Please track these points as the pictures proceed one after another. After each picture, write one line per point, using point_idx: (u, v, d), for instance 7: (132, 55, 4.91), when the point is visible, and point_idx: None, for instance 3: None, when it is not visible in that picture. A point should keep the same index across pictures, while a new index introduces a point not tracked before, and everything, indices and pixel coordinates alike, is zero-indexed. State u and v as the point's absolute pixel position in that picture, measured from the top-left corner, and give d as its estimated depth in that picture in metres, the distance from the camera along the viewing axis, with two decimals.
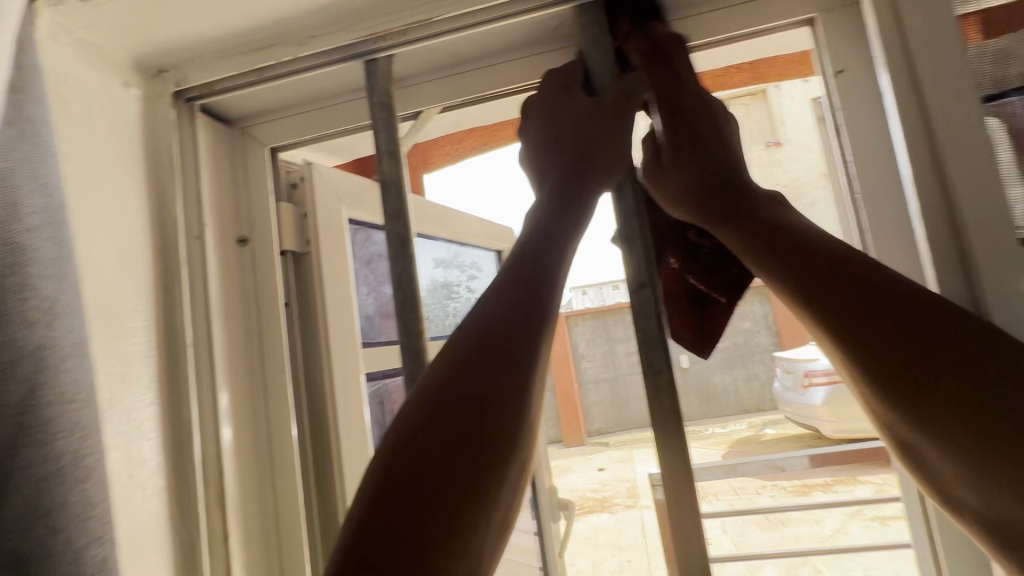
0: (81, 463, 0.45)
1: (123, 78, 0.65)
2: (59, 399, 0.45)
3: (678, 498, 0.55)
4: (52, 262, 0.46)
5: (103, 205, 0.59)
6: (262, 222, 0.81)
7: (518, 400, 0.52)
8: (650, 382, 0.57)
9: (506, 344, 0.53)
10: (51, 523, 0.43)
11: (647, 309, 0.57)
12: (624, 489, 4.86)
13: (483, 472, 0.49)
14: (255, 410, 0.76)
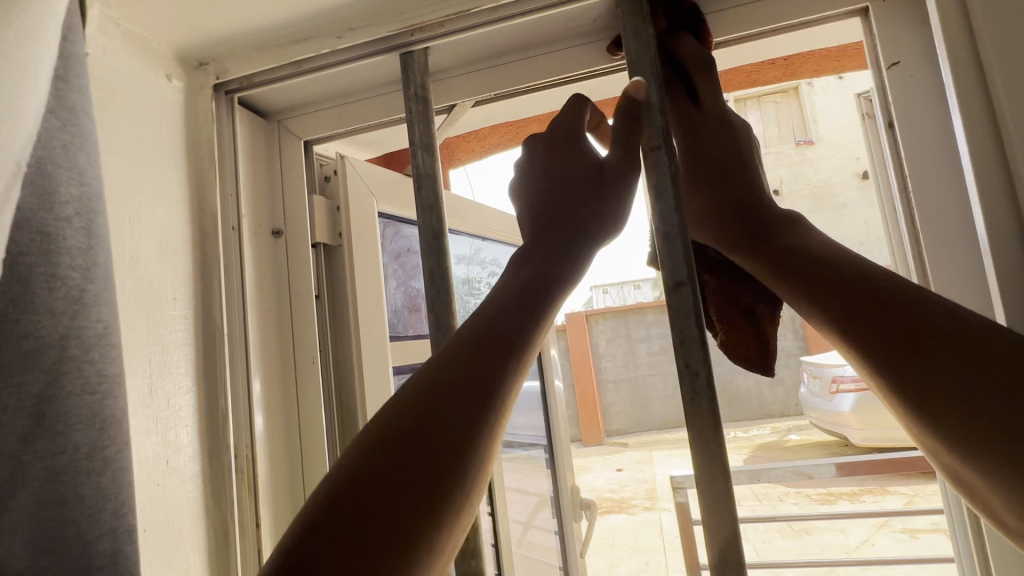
0: (99, 455, 0.41)
1: (166, 70, 0.66)
2: (82, 388, 0.40)
3: (713, 504, 0.47)
4: (84, 253, 0.42)
5: (146, 195, 0.60)
6: (296, 214, 0.82)
7: (502, 388, 0.43)
8: (686, 387, 0.49)
9: (494, 327, 0.46)
10: (70, 511, 0.39)
11: (684, 309, 0.50)
12: (643, 490, 4.81)
13: (446, 461, 0.39)
14: (286, 401, 0.77)
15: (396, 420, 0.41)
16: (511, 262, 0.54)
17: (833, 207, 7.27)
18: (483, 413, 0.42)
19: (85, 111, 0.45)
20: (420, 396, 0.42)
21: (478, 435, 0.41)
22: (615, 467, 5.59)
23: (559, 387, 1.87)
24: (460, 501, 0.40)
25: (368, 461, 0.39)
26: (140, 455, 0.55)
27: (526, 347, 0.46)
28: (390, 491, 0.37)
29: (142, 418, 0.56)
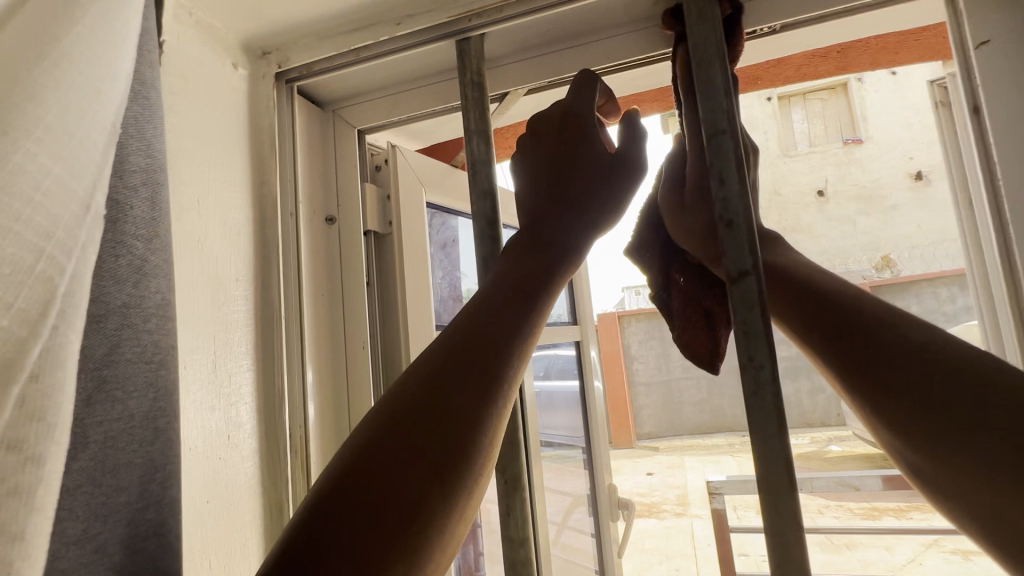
0: (153, 424, 0.42)
1: (233, 58, 0.68)
2: (138, 355, 0.41)
3: (778, 503, 0.42)
4: (148, 224, 0.44)
5: (212, 179, 0.62)
6: (349, 202, 0.83)
7: (506, 365, 0.43)
8: (748, 379, 0.45)
9: (495, 308, 0.46)
10: (118, 480, 0.38)
11: (747, 297, 0.45)
12: (675, 495, 4.71)
13: (450, 441, 0.38)
14: (336, 384, 0.78)
15: (398, 398, 0.40)
16: (509, 244, 0.54)
17: (883, 209, 6.93)
18: (489, 390, 0.41)
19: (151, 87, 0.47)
20: (422, 375, 0.41)
21: (484, 412, 0.40)
22: (646, 471, 5.49)
23: (597, 386, 1.85)
24: (469, 481, 0.38)
25: (371, 440, 0.38)
26: (205, 429, 0.57)
27: (528, 326, 0.46)
28: (396, 471, 0.36)
29: (207, 394, 0.58)
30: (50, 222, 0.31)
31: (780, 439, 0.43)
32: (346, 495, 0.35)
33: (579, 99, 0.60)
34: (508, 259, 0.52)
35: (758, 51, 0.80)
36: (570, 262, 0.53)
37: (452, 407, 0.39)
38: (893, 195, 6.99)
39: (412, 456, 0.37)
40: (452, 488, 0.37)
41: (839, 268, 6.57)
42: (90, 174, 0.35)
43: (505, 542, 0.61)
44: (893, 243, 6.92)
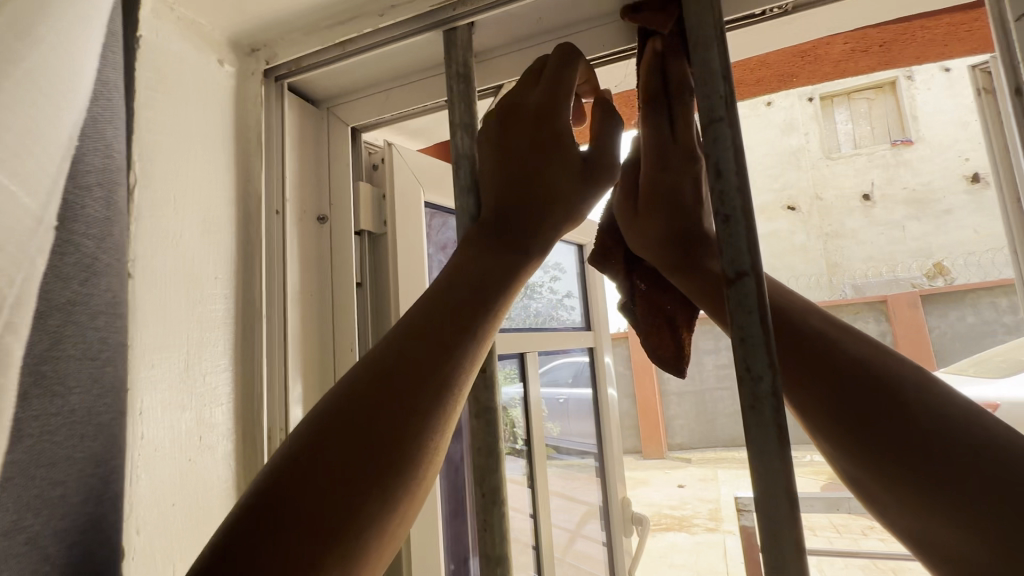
0: (93, 421, 0.42)
1: (219, 55, 0.68)
2: (82, 353, 0.41)
3: (776, 528, 0.33)
4: (101, 223, 0.43)
5: (191, 174, 0.62)
6: (340, 201, 0.81)
7: (455, 363, 0.41)
8: (744, 393, 0.36)
9: (447, 304, 0.44)
10: (56, 474, 0.38)
11: (746, 305, 0.36)
12: (706, 510, 4.53)
13: (387, 445, 0.36)
14: (324, 387, 0.76)
15: (340, 397, 0.38)
16: (466, 242, 0.51)
17: (935, 213, 6.53)
18: (434, 388, 0.39)
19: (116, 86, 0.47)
20: (365, 372, 0.39)
21: (429, 410, 0.38)
22: (676, 483, 5.32)
23: (613, 394, 1.79)
24: (410, 482, 0.37)
25: (307, 443, 0.36)
26: (173, 430, 0.56)
27: (483, 322, 0.44)
28: (329, 472, 0.34)
29: (177, 394, 0.57)
30: (3, 236, 0.33)
31: (783, 459, 0.34)
32: (278, 499, 0.33)
33: (558, 76, 0.55)
34: (467, 253, 0.49)
35: (773, 35, 0.74)
36: (528, 258, 0.50)
37: (398, 406, 0.37)
38: (946, 199, 6.57)
39: (347, 458, 0.35)
40: (387, 490, 0.35)
41: (886, 276, 6.22)
42: (44, 189, 0.36)
43: (480, 559, 0.57)
44: (947, 250, 6.50)
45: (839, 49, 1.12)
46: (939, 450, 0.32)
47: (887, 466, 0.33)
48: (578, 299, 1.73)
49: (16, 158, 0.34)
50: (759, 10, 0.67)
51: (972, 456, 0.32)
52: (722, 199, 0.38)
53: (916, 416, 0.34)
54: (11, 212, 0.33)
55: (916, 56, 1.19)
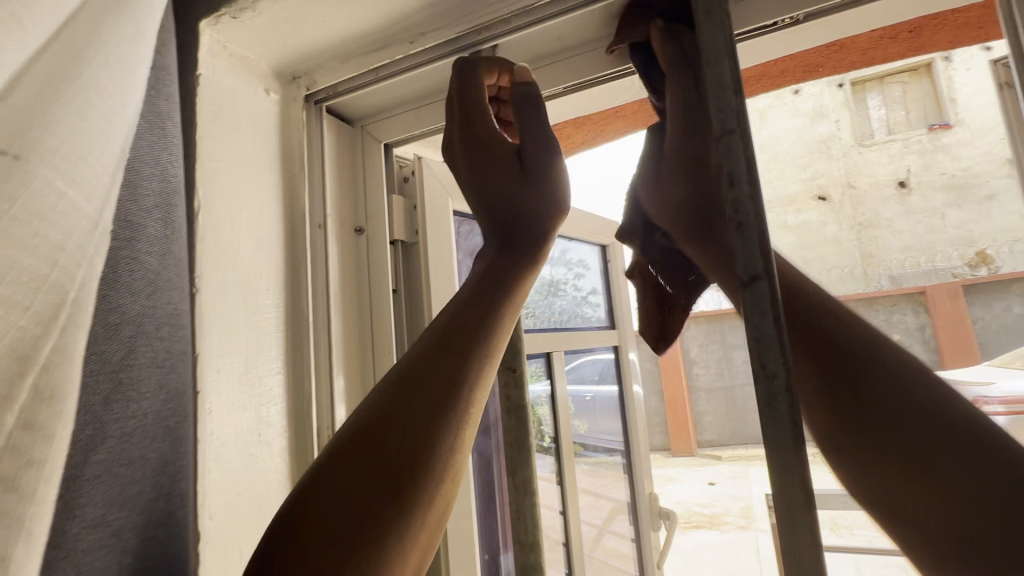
0: (161, 423, 0.48)
1: (265, 84, 0.74)
2: (152, 360, 0.48)
3: (794, 520, 0.36)
4: (162, 241, 0.50)
5: (245, 196, 0.68)
6: (376, 212, 0.87)
7: (463, 374, 0.48)
8: (761, 391, 0.39)
9: (455, 318, 0.51)
10: (134, 471, 0.44)
11: (760, 303, 0.39)
12: (738, 508, 4.49)
13: (416, 435, 0.44)
14: (365, 384, 0.82)
15: (374, 404, 0.46)
16: (479, 258, 0.57)
17: (976, 199, 6.26)
18: (447, 398, 0.46)
19: (172, 118, 0.54)
20: (391, 382, 0.47)
21: (446, 409, 0.46)
22: (706, 480, 5.28)
23: (639, 391, 1.81)
24: (432, 482, 0.44)
25: (350, 440, 0.45)
26: (236, 427, 0.62)
27: (487, 335, 0.51)
28: (370, 464, 0.43)
29: (238, 395, 0.63)
30: (62, 238, 0.36)
31: (797, 456, 0.37)
32: (325, 496, 0.42)
33: (461, 94, 0.59)
34: (478, 270, 0.55)
35: (790, 41, 0.75)
36: (528, 267, 0.56)
37: (416, 416, 0.45)
38: (989, 184, 6.29)
39: (377, 463, 0.43)
40: (411, 490, 0.43)
41: (924, 267, 6.00)
42: (99, 195, 0.39)
43: (515, 545, 0.62)
44: (990, 238, 6.22)
45: (867, 37, 1.13)
46: (925, 445, 0.35)
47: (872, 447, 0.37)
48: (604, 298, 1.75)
49: (72, 168, 0.37)
50: (774, 20, 0.70)
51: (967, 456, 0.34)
52: (737, 209, 0.41)
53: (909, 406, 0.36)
54: (71, 216, 0.36)
55: (950, 40, 1.16)
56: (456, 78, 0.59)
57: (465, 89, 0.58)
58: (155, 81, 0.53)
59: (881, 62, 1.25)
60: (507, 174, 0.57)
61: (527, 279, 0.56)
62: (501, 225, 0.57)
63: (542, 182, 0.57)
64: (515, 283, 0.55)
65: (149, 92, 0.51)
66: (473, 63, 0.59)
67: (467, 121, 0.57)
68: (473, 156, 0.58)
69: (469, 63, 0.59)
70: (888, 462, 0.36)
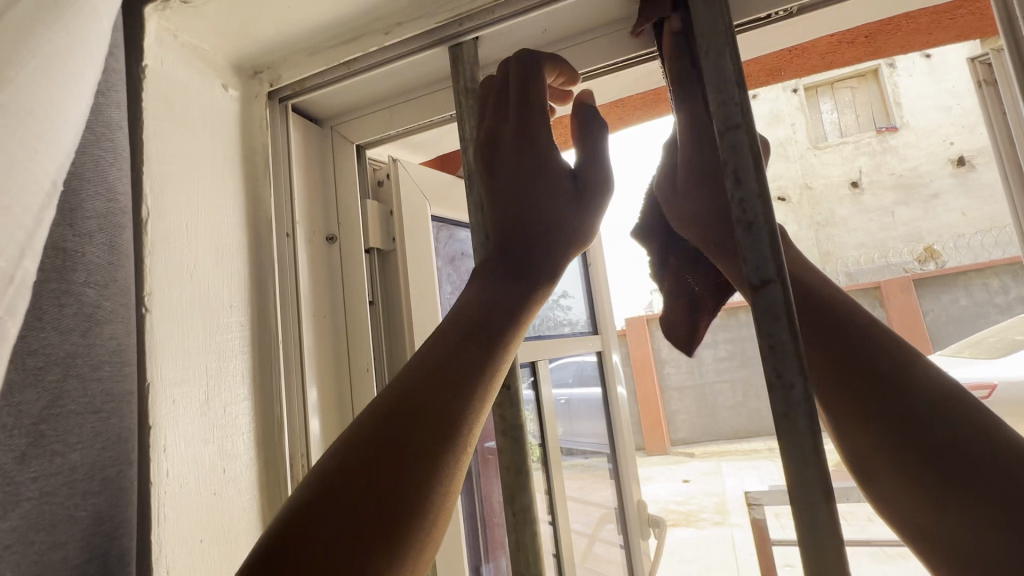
0: (99, 475, 0.44)
1: (222, 79, 0.67)
2: (85, 407, 0.43)
3: (817, 533, 0.35)
4: (104, 269, 0.46)
5: (203, 203, 0.61)
6: (349, 219, 0.81)
7: (466, 404, 0.44)
8: (777, 399, 0.38)
9: (456, 346, 0.46)
10: (57, 535, 0.41)
11: (774, 311, 0.39)
12: (713, 503, 4.54)
13: (411, 474, 0.40)
14: (341, 405, 0.76)
15: (365, 438, 0.41)
16: (477, 271, 0.52)
17: (923, 197, 6.58)
18: (447, 430, 0.42)
19: (119, 127, 0.49)
20: (385, 413, 0.43)
21: (444, 449, 0.41)
22: (681, 477, 5.34)
23: (623, 395, 1.79)
24: (424, 524, 0.40)
25: (336, 476, 0.40)
26: (196, 464, 0.55)
27: (492, 365, 0.46)
28: (359, 510, 0.38)
29: (199, 428, 0.56)
30: None
31: (817, 465, 0.36)
32: (305, 531, 0.37)
33: (522, 87, 0.55)
34: (476, 286, 0.51)
35: (780, 35, 0.73)
36: (542, 288, 0.52)
37: (415, 448, 0.41)
38: (935, 182, 6.62)
39: (370, 498, 0.39)
40: (400, 535, 0.38)
41: (879, 262, 6.27)
42: (19, 228, 0.33)
43: None
44: (937, 233, 6.55)
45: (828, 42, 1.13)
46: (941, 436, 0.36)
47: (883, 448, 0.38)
48: (583, 301, 1.72)
49: None
50: (767, 12, 0.67)
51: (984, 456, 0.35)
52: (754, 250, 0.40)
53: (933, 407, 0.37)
54: None
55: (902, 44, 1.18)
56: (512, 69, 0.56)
57: (518, 83, 0.55)
58: (104, 87, 0.48)
59: (836, 66, 1.26)
60: (548, 188, 0.53)
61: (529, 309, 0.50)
62: (515, 238, 0.52)
63: (586, 208, 0.55)
64: (516, 308, 0.49)
65: (96, 101, 0.47)
66: (527, 61, 0.56)
67: (525, 120, 0.54)
68: (519, 162, 0.53)
69: (536, 61, 0.56)
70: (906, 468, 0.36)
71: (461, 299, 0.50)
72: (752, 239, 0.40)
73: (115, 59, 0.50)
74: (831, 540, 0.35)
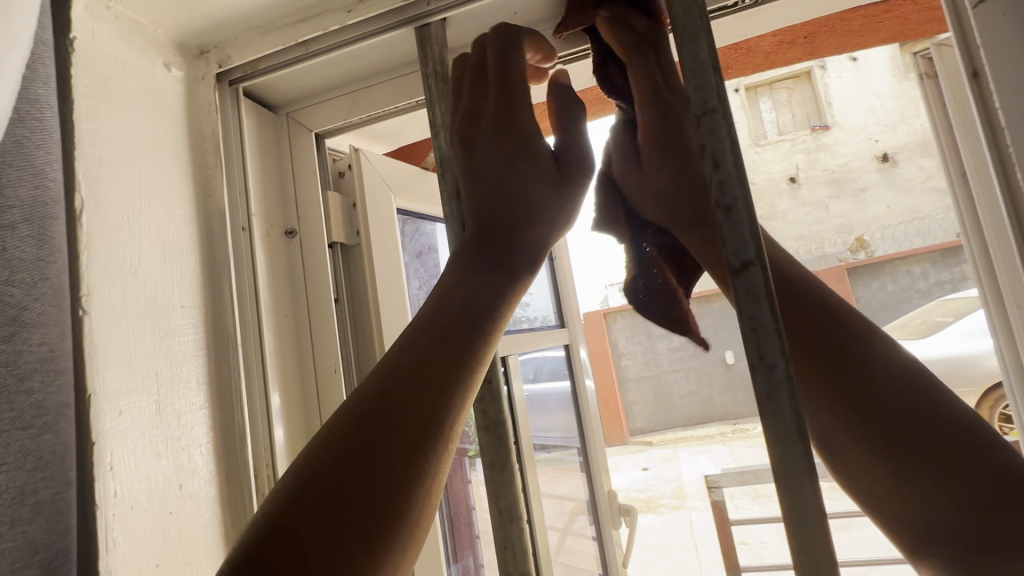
0: (30, 502, 0.40)
1: (164, 58, 0.61)
2: (11, 423, 0.39)
3: (804, 510, 0.35)
4: (32, 266, 0.42)
5: (147, 193, 0.55)
6: (310, 212, 0.76)
7: (447, 403, 0.41)
8: (759, 382, 0.38)
9: (435, 343, 0.43)
10: None
11: (754, 292, 0.39)
12: (671, 489, 4.68)
13: (390, 479, 0.38)
14: (306, 410, 0.71)
15: (338, 441, 0.39)
16: (451, 260, 0.50)
17: (853, 191, 7.03)
18: (426, 430, 0.40)
19: (50, 106, 0.46)
20: (358, 414, 0.40)
21: (424, 451, 0.39)
22: (641, 466, 5.46)
23: (590, 388, 1.80)
24: (403, 530, 0.37)
25: (307, 483, 0.37)
26: (149, 482, 0.49)
27: (472, 360, 0.43)
28: (334, 518, 0.36)
29: (150, 441, 0.50)
30: None
31: (801, 445, 0.37)
32: (277, 541, 0.35)
33: (505, 63, 0.53)
34: (454, 275, 0.48)
35: (740, 23, 0.75)
36: (522, 278, 0.50)
37: (395, 452, 0.38)
38: (863, 177, 7.09)
39: (348, 506, 0.36)
40: (381, 542, 0.36)
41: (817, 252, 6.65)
42: None
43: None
44: (867, 225, 7.01)
45: (771, 41, 1.17)
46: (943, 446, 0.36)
47: (875, 445, 0.37)
48: (547, 295, 1.71)
49: None
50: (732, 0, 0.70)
51: (978, 460, 0.36)
52: (733, 232, 0.40)
53: (918, 402, 0.38)
54: None
55: (838, 46, 1.24)
56: (495, 46, 0.54)
57: (501, 61, 0.54)
58: (33, 57, 0.44)
59: (779, 65, 1.30)
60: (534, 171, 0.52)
61: (507, 300, 0.48)
62: (492, 227, 0.50)
63: (572, 187, 0.53)
64: (494, 302, 0.47)
65: (24, 74, 0.43)
66: (511, 38, 0.55)
67: (510, 93, 0.52)
68: (502, 142, 0.51)
69: (514, 36, 0.55)
70: (900, 470, 0.36)
71: (435, 291, 0.47)
72: (730, 223, 0.40)
73: (42, 28, 0.46)
74: (814, 516, 0.35)
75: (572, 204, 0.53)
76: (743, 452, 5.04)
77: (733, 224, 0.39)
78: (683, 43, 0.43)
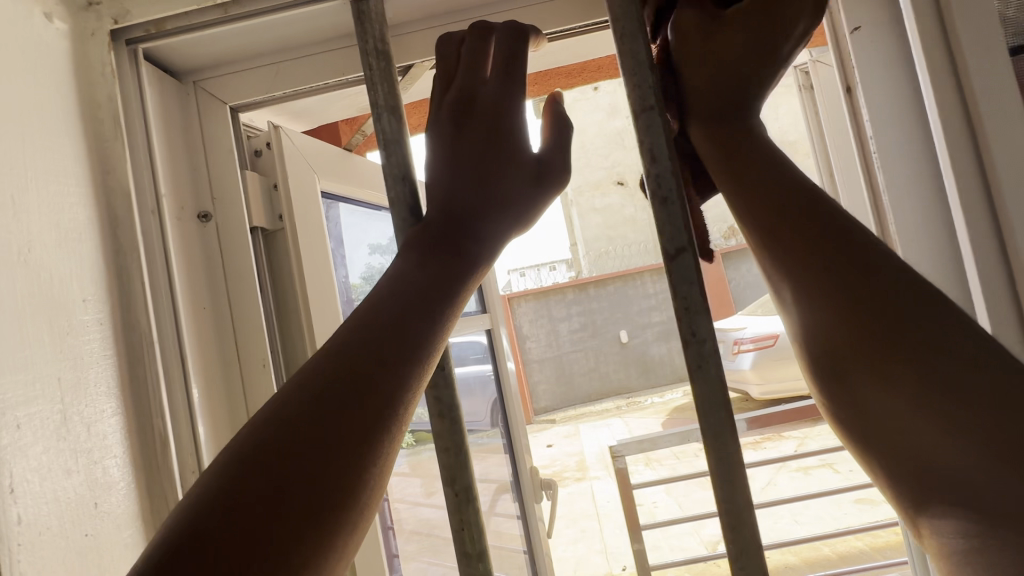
0: None
1: (45, 7, 0.50)
2: None
3: (727, 461, 0.41)
4: None
5: (31, 167, 0.46)
6: (225, 193, 0.69)
7: (399, 392, 0.39)
8: (691, 355, 0.43)
9: (393, 323, 0.41)
10: None
11: (688, 276, 0.43)
12: (575, 462, 4.95)
13: (338, 459, 0.35)
14: (231, 408, 0.66)
15: (285, 421, 0.36)
16: (404, 240, 0.49)
17: None
18: (380, 414, 0.37)
19: None
20: (308, 393, 0.37)
21: (377, 436, 0.37)
22: (546, 443, 5.70)
23: (509, 370, 1.85)
24: (346, 517, 0.35)
25: (246, 463, 0.34)
26: (56, 500, 0.43)
27: (430, 345, 0.42)
28: (274, 500, 0.33)
29: (56, 455, 0.44)
30: None
31: (725, 406, 0.42)
32: (210, 522, 0.32)
33: (508, 60, 0.53)
34: (409, 260, 0.46)
35: None
36: (479, 268, 0.49)
37: (347, 433, 0.36)
38: None
39: (286, 499, 0.33)
40: (327, 525, 0.34)
41: None
42: None
43: (459, 558, 0.55)
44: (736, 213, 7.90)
45: None
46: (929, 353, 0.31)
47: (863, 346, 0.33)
48: None
49: None
50: None
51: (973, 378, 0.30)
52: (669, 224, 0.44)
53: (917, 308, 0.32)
54: None
55: None
56: (499, 37, 0.54)
57: (506, 49, 0.54)
58: None
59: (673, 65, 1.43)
60: (515, 169, 0.52)
61: (464, 286, 0.46)
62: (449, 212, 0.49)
63: (545, 193, 0.54)
64: (451, 284, 0.45)
65: None
66: (516, 34, 0.54)
67: (507, 93, 0.53)
68: (490, 134, 0.52)
69: (520, 32, 0.54)
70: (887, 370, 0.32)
71: (389, 270, 0.46)
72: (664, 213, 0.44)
73: None
74: (735, 464, 0.41)
75: (540, 204, 0.54)
76: (637, 423, 5.47)
77: (663, 217, 0.43)
78: (623, 46, 0.45)
